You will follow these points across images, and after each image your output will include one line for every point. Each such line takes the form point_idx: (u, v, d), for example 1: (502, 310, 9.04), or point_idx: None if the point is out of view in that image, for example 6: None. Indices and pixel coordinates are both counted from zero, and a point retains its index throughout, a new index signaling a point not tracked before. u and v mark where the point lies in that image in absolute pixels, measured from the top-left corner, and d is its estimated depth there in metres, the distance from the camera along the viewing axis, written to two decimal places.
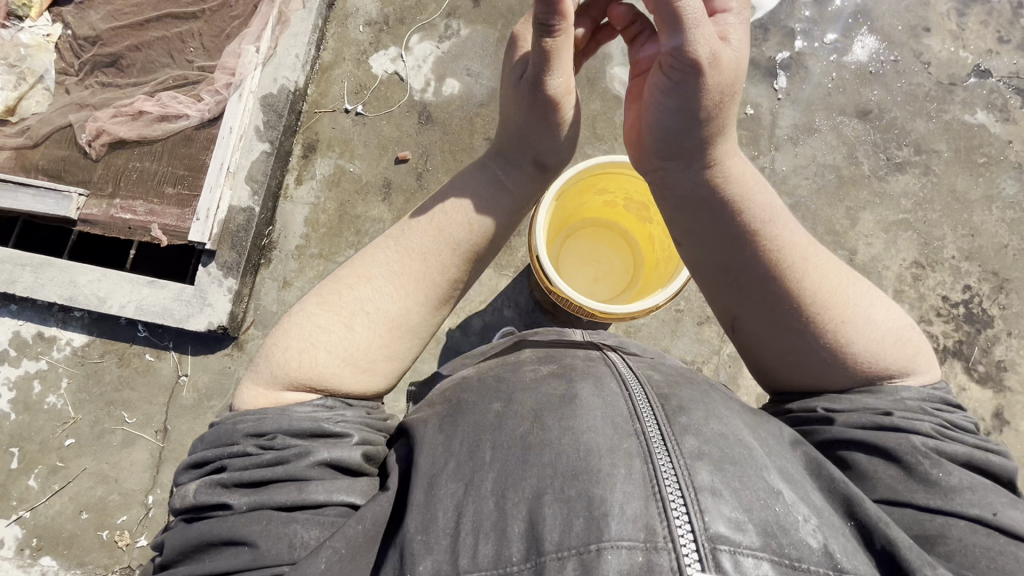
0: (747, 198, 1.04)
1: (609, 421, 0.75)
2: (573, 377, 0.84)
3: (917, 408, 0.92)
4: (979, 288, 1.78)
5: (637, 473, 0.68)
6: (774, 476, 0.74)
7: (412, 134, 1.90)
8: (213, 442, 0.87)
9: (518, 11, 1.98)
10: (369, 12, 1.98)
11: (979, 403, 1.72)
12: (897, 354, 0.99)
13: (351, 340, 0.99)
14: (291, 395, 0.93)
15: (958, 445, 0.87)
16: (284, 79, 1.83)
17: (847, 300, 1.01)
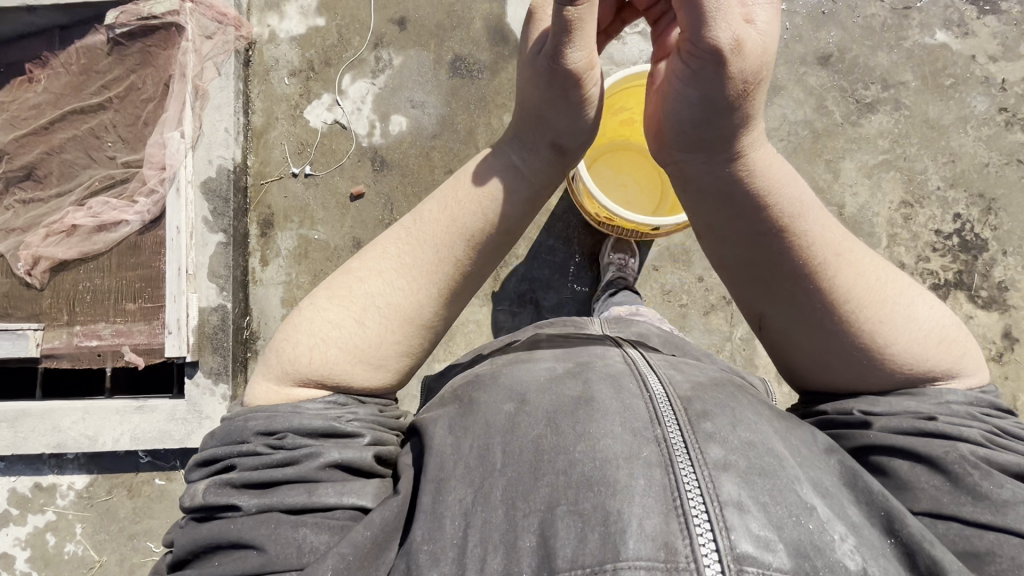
0: (782, 188, 0.89)
1: (629, 426, 0.69)
2: (591, 376, 0.77)
3: (964, 414, 0.85)
4: (969, 214, 1.77)
5: (660, 484, 0.63)
6: (804, 479, 0.69)
7: (369, 183, 1.79)
8: (222, 439, 0.83)
9: (448, 25, 1.84)
10: (291, 60, 1.83)
11: (988, 328, 1.74)
12: (942, 354, 0.89)
13: (361, 337, 0.89)
14: (303, 391, 0.88)
15: (1010, 455, 0.80)
16: (219, 159, 1.69)
17: (885, 298, 0.90)
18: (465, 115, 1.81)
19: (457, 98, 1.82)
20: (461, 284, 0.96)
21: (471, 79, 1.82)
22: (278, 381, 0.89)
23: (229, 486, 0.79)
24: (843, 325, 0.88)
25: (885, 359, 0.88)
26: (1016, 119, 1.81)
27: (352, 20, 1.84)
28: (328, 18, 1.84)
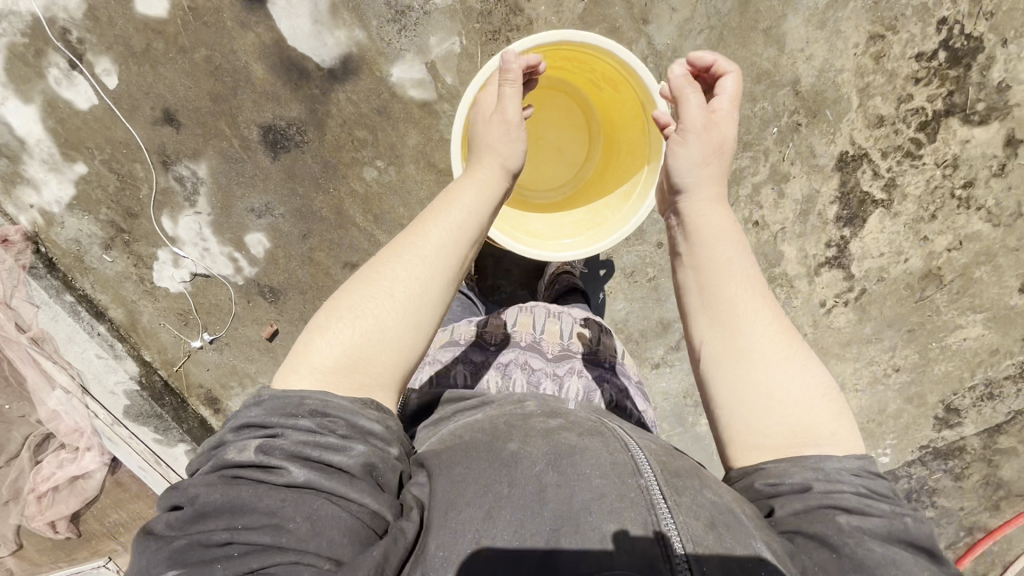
0: (716, 213, 0.77)
1: (614, 470, 0.66)
2: (581, 431, 0.73)
3: (840, 471, 0.66)
4: (954, 13, 1.39)
5: (640, 522, 0.62)
6: (752, 525, 0.63)
7: (276, 316, 1.56)
8: (271, 407, 0.65)
9: (225, 87, 1.33)
10: (90, 231, 1.44)
11: (987, 144, 1.50)
12: (838, 417, 0.70)
13: (390, 318, 0.70)
14: (340, 377, 0.68)
15: (881, 518, 0.64)
16: (119, 383, 1.51)
17: (791, 344, 0.72)
18: (321, 192, 1.44)
19: (299, 177, 1.42)
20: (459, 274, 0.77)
21: (299, 146, 1.39)
22: (308, 356, 0.68)
23: (270, 456, 0.63)
24: (742, 341, 0.71)
25: (771, 408, 0.68)
26: None
27: (113, 147, 1.37)
28: (86, 158, 1.37)
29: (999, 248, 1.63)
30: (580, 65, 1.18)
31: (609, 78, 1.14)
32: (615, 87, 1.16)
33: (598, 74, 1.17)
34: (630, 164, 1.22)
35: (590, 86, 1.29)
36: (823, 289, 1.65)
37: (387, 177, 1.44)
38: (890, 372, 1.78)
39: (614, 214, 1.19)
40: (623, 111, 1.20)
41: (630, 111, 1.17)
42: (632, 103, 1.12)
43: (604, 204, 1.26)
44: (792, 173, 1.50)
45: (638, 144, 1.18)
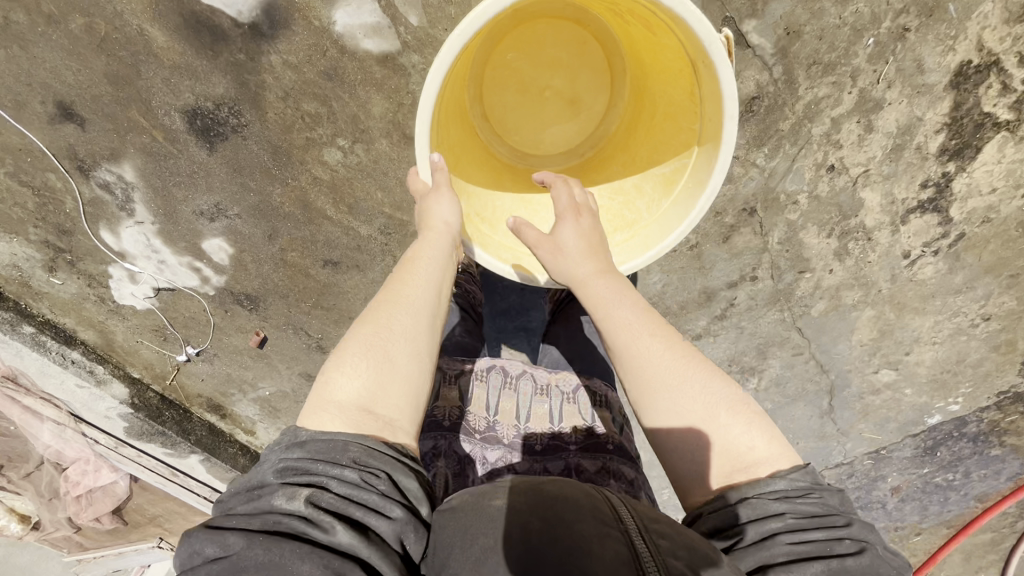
0: (599, 282, 0.78)
1: (594, 513, 0.54)
2: (554, 479, 0.61)
3: (768, 510, 0.59)
4: None
5: (620, 559, 0.48)
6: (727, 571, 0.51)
7: (262, 322, 1.35)
8: (313, 449, 0.56)
9: (123, 64, 1.02)
10: (26, 254, 1.24)
11: None
12: (756, 426, 0.65)
13: (404, 350, 0.65)
14: (366, 424, 0.60)
15: (819, 559, 0.55)
16: (112, 407, 1.38)
17: (690, 371, 0.68)
18: (278, 184, 1.16)
19: (247, 168, 1.14)
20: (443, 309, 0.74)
21: (236, 132, 1.09)
22: (329, 394, 0.60)
23: (310, 511, 0.52)
24: (638, 371, 0.69)
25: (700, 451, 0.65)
26: None
27: (13, 156, 1.10)
28: None
29: None
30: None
31: (643, 17, 0.81)
32: (651, 27, 0.82)
33: (629, 7, 0.82)
34: (667, 132, 0.92)
35: (611, 16, 0.94)
36: (909, 239, 1.33)
37: (356, 157, 1.13)
38: (978, 321, 1.51)
39: (649, 207, 0.91)
40: (659, 60, 0.87)
41: (670, 63, 0.85)
42: (676, 56, 0.81)
43: (633, 186, 0.97)
44: (887, 99, 1.14)
45: (681, 111, 0.87)
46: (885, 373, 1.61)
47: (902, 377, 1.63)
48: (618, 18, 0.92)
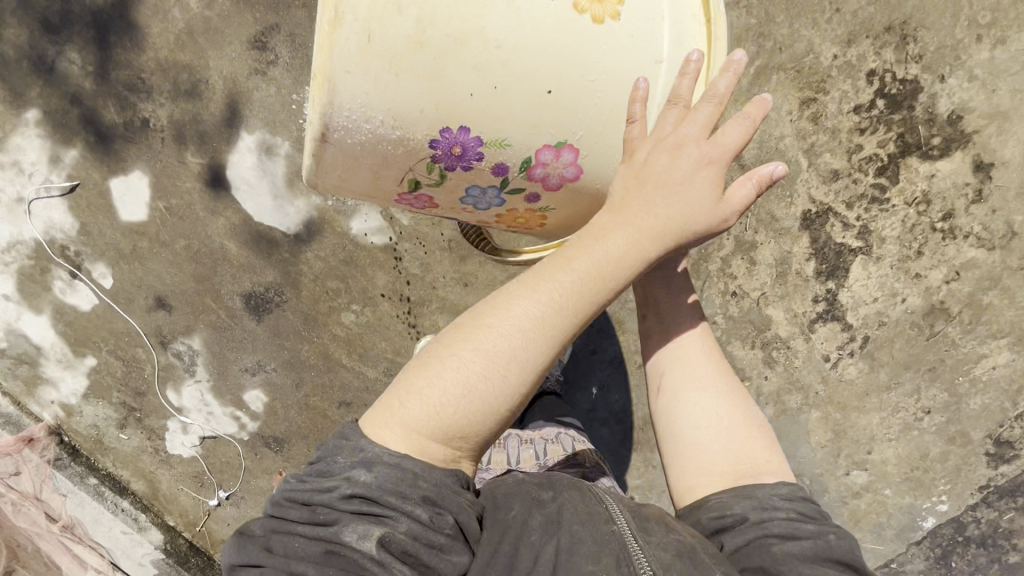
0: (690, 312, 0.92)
1: (597, 518, 0.76)
2: (563, 487, 0.82)
3: (773, 502, 0.79)
4: (882, 63, 1.41)
5: (612, 558, 0.72)
6: (713, 560, 0.73)
7: (284, 463, 1.57)
8: (387, 482, 0.64)
9: (205, 267, 1.46)
10: (105, 414, 1.55)
11: (952, 176, 1.46)
12: (766, 445, 0.86)
13: (500, 388, 0.65)
14: (433, 447, 0.66)
15: (805, 543, 0.74)
16: (146, 553, 1.58)
17: (728, 397, 0.87)
18: (307, 342, 1.51)
19: (284, 333, 1.51)
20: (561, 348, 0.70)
21: (279, 306, 1.49)
22: (399, 415, 0.66)
23: (378, 541, 0.63)
24: (687, 381, 0.88)
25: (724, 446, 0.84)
26: None
27: (116, 337, 1.50)
28: (95, 351, 1.51)
29: (1001, 271, 1.53)
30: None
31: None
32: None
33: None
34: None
35: None
36: (823, 345, 1.60)
37: (365, 317, 1.50)
38: (921, 415, 1.66)
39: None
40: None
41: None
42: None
43: None
44: (758, 240, 1.55)
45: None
46: (858, 474, 1.72)
47: (876, 477, 1.72)
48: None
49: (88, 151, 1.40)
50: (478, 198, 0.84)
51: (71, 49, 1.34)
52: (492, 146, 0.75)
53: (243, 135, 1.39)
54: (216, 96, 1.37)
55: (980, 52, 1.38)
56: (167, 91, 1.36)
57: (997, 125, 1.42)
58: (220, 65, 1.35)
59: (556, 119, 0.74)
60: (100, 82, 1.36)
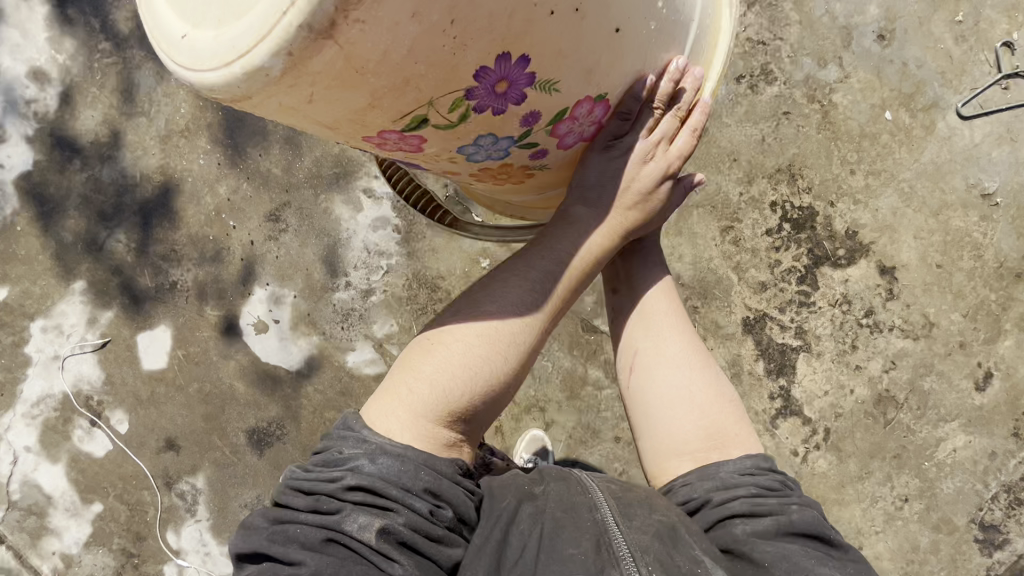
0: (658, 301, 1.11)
1: (583, 507, 0.88)
2: (547, 479, 0.95)
3: (732, 480, 0.91)
4: (780, 195, 1.73)
5: (592, 542, 0.81)
6: (691, 539, 0.83)
7: None
8: (392, 468, 0.80)
9: (214, 407, 1.62)
10: (104, 562, 1.59)
11: (864, 279, 1.71)
12: (735, 413, 1.01)
13: (489, 367, 0.89)
14: (443, 430, 0.85)
15: (766, 521, 0.84)
16: None
17: (699, 371, 1.04)
18: None
19: (284, 465, 1.61)
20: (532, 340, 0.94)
21: (280, 439, 1.61)
22: (405, 402, 0.86)
23: (381, 531, 0.76)
24: (660, 360, 1.05)
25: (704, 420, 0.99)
26: (757, 78, 1.73)
27: (124, 482, 1.59)
28: (103, 496, 1.60)
29: (932, 357, 1.71)
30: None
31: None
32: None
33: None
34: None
35: None
36: (789, 439, 1.72)
37: None
38: (901, 503, 1.70)
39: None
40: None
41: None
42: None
43: None
44: (708, 346, 1.73)
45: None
46: None
47: None
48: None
49: (122, 312, 1.62)
50: (483, 146, 0.76)
51: (120, 232, 1.62)
52: (542, 86, 0.69)
53: (255, 290, 1.64)
54: (235, 260, 1.64)
55: (856, 181, 1.72)
56: (194, 258, 1.63)
57: (887, 235, 1.72)
58: (240, 235, 1.63)
59: (604, 68, 0.73)
60: (140, 255, 1.62)
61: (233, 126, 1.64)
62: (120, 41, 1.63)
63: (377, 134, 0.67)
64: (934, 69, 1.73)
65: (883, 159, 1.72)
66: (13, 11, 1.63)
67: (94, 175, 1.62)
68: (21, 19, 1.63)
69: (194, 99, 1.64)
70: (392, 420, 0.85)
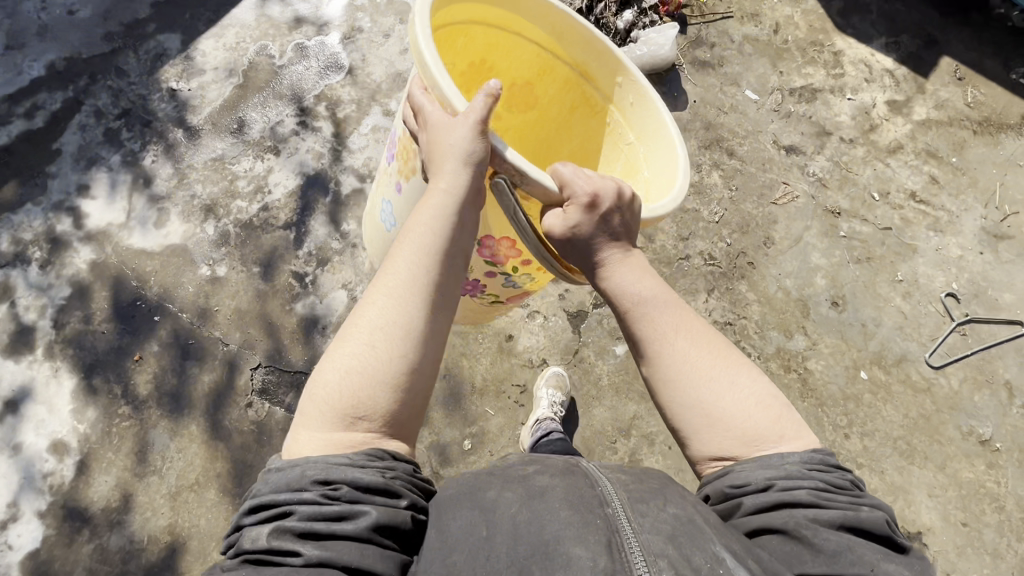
0: (658, 308, 0.99)
1: (589, 509, 0.77)
2: (551, 472, 0.86)
3: (799, 471, 0.85)
4: None
5: (603, 542, 0.72)
6: (714, 532, 0.75)
7: None
8: (282, 479, 0.79)
9: None
10: None
11: None
12: (757, 407, 0.91)
13: (377, 366, 0.85)
14: (343, 433, 0.82)
15: (833, 511, 0.80)
16: None
17: (706, 361, 0.94)
18: None
19: None
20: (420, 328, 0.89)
21: None
22: (309, 421, 0.83)
23: (290, 532, 0.74)
24: (664, 358, 0.95)
25: (707, 405, 0.91)
26: None
27: None
28: None
29: None
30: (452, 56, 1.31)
31: (493, 58, 1.39)
32: (489, 71, 1.42)
33: (475, 53, 1.34)
34: (578, 135, 1.51)
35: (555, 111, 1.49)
36: None
37: None
38: None
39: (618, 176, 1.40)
40: (530, 99, 1.50)
41: (542, 92, 1.47)
42: (537, 54, 1.38)
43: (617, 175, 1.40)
44: None
45: (582, 109, 1.44)
46: None
47: None
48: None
49: None
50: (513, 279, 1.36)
51: None
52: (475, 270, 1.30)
53: None
54: None
55: (855, 445, 1.73)
56: None
57: (902, 498, 1.69)
58: None
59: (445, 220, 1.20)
60: None
61: (242, 473, 1.70)
62: (138, 403, 1.75)
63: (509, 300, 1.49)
64: (891, 326, 1.86)
65: (872, 419, 1.76)
66: (42, 387, 1.76)
67: (102, 543, 1.62)
68: (49, 393, 1.76)
69: (205, 450, 1.71)
70: (298, 440, 0.83)
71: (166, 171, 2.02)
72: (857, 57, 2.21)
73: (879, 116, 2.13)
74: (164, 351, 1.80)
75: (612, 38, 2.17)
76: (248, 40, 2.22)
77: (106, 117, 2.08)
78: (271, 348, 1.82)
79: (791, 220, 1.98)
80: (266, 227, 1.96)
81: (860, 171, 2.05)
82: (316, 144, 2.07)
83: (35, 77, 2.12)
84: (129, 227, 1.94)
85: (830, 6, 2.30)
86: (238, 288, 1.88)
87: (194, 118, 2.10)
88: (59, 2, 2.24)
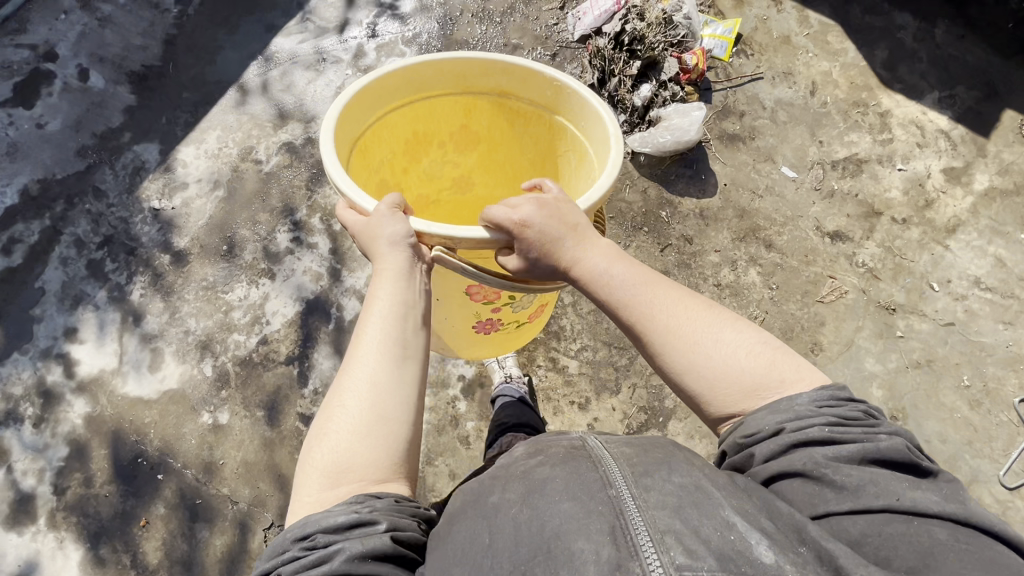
0: (629, 288, 0.88)
1: (586, 493, 0.70)
2: (544, 461, 0.79)
3: (807, 409, 0.75)
4: None
5: (604, 530, 0.64)
6: (720, 491, 0.68)
7: None
8: (274, 554, 0.73)
9: None
10: None
11: None
12: (750, 360, 0.82)
13: (354, 414, 0.79)
14: (336, 493, 0.75)
15: (851, 446, 0.70)
16: None
17: (692, 329, 0.84)
18: None
19: None
20: (392, 377, 0.82)
21: None
22: (307, 495, 0.76)
23: None
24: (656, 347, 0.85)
25: (708, 383, 0.82)
26: None
27: None
28: None
29: None
30: (384, 148, 1.28)
31: (423, 129, 1.31)
32: (426, 140, 1.35)
33: (405, 133, 1.29)
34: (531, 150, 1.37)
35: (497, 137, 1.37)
36: None
37: None
38: None
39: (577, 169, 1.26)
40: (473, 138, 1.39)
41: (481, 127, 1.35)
42: (457, 101, 1.27)
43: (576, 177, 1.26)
44: None
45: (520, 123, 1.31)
46: None
47: None
48: (462, 206, 1.57)
49: None
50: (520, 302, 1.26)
51: None
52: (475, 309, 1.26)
53: None
54: None
55: None
56: None
57: None
58: None
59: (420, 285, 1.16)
60: None
61: None
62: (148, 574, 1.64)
63: (531, 315, 1.38)
64: (960, 440, 1.67)
65: None
66: (48, 561, 1.63)
67: None
68: (57, 567, 1.63)
69: None
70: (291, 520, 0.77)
71: (157, 306, 1.88)
72: (907, 118, 1.97)
73: (935, 188, 1.90)
74: (170, 513, 1.69)
75: (629, 116, 1.94)
76: (231, 144, 2.04)
77: (87, 247, 1.94)
78: (283, 504, 1.70)
79: (840, 320, 1.78)
80: (267, 364, 1.82)
81: (915, 257, 1.83)
82: (313, 263, 1.92)
83: (8, 204, 1.96)
84: (123, 373, 1.81)
85: (872, 56, 2.06)
86: (243, 437, 1.75)
87: (180, 241, 1.94)
88: (26, 114, 2.06)
